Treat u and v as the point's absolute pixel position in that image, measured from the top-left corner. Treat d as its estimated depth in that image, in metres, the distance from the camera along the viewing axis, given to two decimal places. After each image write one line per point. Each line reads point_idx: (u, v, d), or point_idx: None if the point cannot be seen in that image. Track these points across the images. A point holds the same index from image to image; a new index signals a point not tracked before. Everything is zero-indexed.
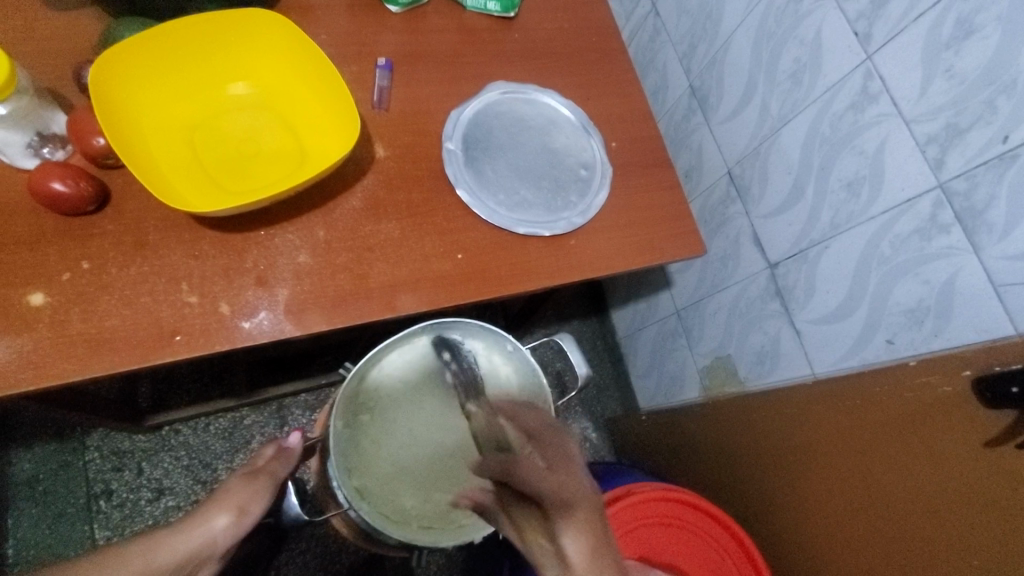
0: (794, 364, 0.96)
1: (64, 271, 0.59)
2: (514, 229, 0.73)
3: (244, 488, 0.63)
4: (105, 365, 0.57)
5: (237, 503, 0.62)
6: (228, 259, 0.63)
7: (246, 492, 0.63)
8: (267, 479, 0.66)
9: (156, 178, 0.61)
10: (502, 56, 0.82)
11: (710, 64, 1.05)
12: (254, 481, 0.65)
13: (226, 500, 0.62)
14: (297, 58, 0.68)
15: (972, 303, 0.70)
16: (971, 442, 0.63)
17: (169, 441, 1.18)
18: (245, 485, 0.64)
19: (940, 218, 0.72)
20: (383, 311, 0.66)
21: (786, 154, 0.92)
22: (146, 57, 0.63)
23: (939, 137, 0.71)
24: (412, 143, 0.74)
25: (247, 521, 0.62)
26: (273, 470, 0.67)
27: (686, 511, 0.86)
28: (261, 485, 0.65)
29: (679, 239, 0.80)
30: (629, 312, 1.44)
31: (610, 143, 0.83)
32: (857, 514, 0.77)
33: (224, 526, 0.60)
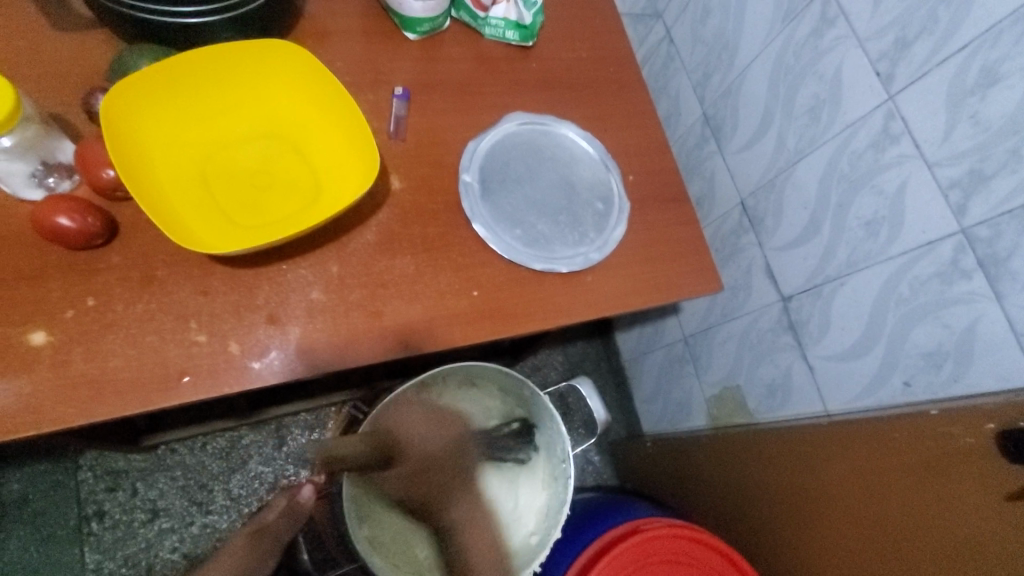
0: (807, 399, 0.95)
1: (68, 308, 0.57)
2: (531, 265, 0.71)
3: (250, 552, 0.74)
4: (109, 409, 0.55)
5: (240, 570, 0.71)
6: (239, 295, 0.61)
7: (249, 556, 0.74)
8: (269, 544, 0.76)
9: (167, 214, 0.59)
10: (520, 85, 0.81)
11: (725, 93, 1.05)
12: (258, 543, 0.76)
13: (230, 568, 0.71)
14: (315, 89, 0.66)
15: (994, 351, 0.69)
16: (994, 497, 0.62)
17: (165, 460, 1.15)
18: (248, 550, 0.75)
19: (961, 263, 0.71)
20: (397, 351, 0.64)
21: (802, 188, 0.92)
22: (159, 87, 0.61)
23: (962, 182, 0.70)
24: (428, 175, 0.72)
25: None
26: (277, 535, 0.77)
27: (698, 549, 0.84)
28: (260, 550, 0.75)
29: (695, 276, 0.79)
30: (634, 335, 1.43)
31: (627, 176, 0.81)
32: (872, 564, 0.75)
33: None
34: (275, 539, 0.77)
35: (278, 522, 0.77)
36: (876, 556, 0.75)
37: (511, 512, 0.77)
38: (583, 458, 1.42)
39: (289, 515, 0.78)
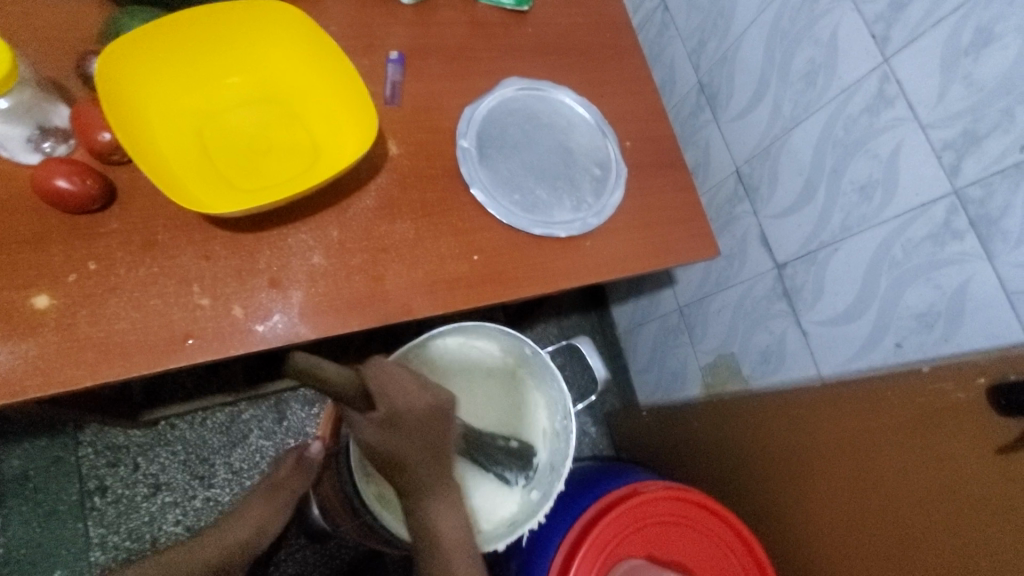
0: (799, 364, 0.97)
1: (70, 272, 0.57)
2: (530, 230, 0.72)
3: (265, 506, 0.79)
4: (115, 372, 0.55)
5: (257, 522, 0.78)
6: (240, 260, 0.61)
7: (266, 511, 0.79)
8: (285, 497, 0.80)
9: (167, 177, 0.58)
10: (516, 50, 0.80)
11: (720, 61, 1.04)
12: (275, 499, 0.80)
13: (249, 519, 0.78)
14: (311, 52, 0.66)
15: (983, 309, 0.70)
16: (983, 448, 0.64)
17: (165, 435, 1.16)
18: (266, 505, 0.80)
19: (954, 224, 0.72)
20: (399, 314, 0.65)
21: (797, 155, 0.92)
22: (153, 49, 0.60)
23: (955, 143, 0.71)
24: (426, 141, 0.72)
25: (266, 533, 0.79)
26: (292, 486, 0.81)
27: (693, 509, 0.85)
28: (277, 505, 0.80)
29: (693, 241, 0.79)
30: (629, 307, 1.44)
31: (624, 142, 0.82)
32: (863, 520, 0.77)
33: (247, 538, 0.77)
34: (291, 491, 0.81)
35: (291, 475, 0.81)
36: (868, 513, 0.77)
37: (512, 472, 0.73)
38: (580, 429, 1.45)
39: (301, 470, 0.81)
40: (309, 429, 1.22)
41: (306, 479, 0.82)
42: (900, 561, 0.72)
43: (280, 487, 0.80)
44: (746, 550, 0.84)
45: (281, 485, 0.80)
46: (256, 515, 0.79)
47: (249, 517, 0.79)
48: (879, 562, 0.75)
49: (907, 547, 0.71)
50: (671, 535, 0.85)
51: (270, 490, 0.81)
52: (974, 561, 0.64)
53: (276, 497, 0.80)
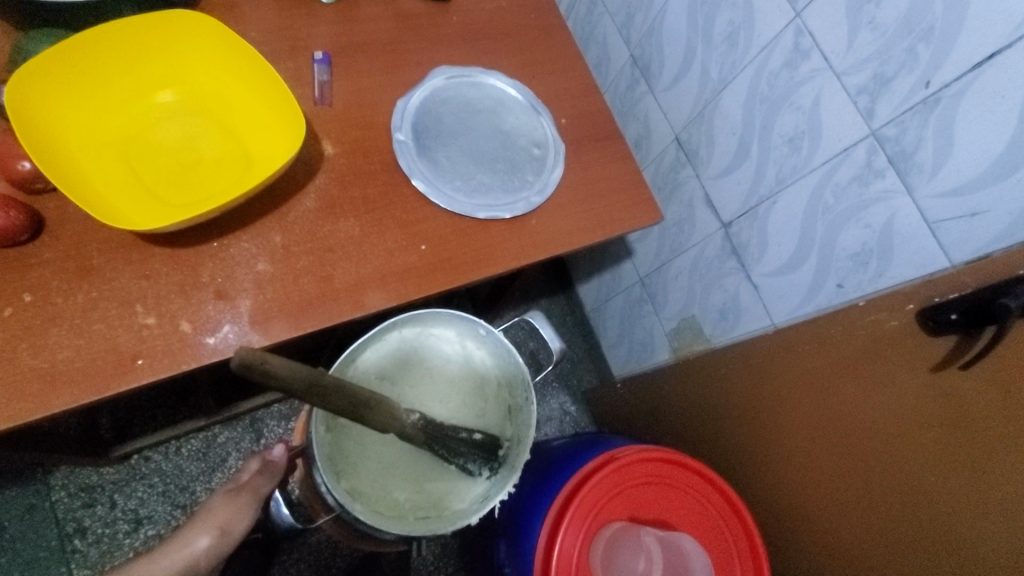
0: (754, 316, 1.00)
1: (5, 306, 0.56)
2: (475, 214, 0.73)
3: (225, 508, 0.72)
4: (65, 401, 0.54)
5: (216, 524, 0.70)
6: (183, 275, 0.61)
7: (229, 510, 0.72)
8: (250, 496, 0.74)
9: (95, 200, 0.57)
10: (443, 39, 0.81)
11: (648, 32, 1.07)
12: (238, 499, 0.74)
13: (208, 521, 0.70)
14: (231, 59, 0.65)
15: (910, 240, 0.74)
16: (920, 368, 0.67)
17: (140, 469, 1.13)
18: (228, 505, 0.73)
19: (875, 164, 0.76)
20: (352, 310, 0.65)
21: (729, 115, 0.95)
22: (63, 72, 0.59)
23: (868, 87, 0.74)
24: (361, 138, 0.72)
25: (229, 538, 0.70)
26: (257, 486, 0.75)
27: (669, 467, 0.88)
28: (241, 504, 0.73)
29: (636, 208, 0.81)
30: (593, 285, 1.47)
31: (559, 120, 0.83)
32: (826, 455, 0.81)
33: (205, 546, 0.68)
34: (255, 491, 0.75)
35: (256, 476, 0.76)
36: (829, 447, 0.80)
37: None
38: (560, 409, 1.47)
39: (268, 470, 0.78)
40: None
41: (272, 479, 0.77)
42: (861, 488, 0.76)
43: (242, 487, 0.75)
44: (732, 509, 0.87)
45: (244, 486, 0.75)
46: (216, 517, 0.71)
47: (209, 521, 0.71)
48: (844, 492, 0.78)
49: (866, 474, 0.75)
50: (649, 495, 0.88)
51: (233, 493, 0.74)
52: (923, 475, 0.67)
53: (238, 499, 0.73)
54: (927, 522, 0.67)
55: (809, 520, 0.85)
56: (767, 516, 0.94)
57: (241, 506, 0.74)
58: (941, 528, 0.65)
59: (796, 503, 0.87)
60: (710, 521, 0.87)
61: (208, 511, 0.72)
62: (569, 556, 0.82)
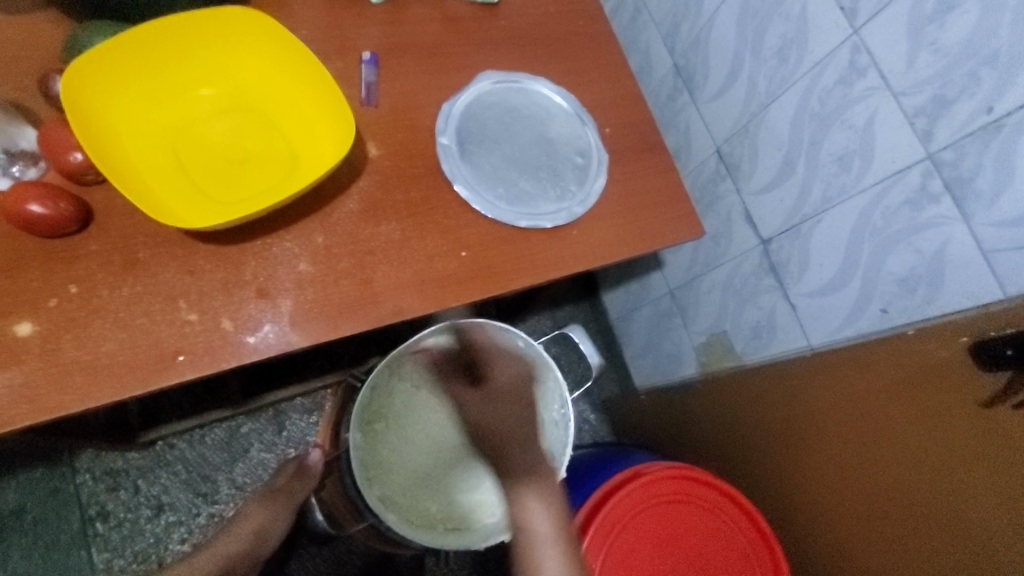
0: (790, 336, 0.98)
1: (51, 296, 0.56)
2: (516, 222, 0.72)
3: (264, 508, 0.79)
4: (107, 394, 0.54)
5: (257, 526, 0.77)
6: (226, 272, 0.60)
7: (266, 515, 0.78)
8: (285, 501, 0.80)
9: (144, 194, 0.57)
10: (490, 43, 0.80)
11: (694, 42, 1.05)
12: (274, 504, 0.79)
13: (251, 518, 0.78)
14: (281, 56, 0.65)
15: (963, 269, 0.71)
16: (968, 403, 0.65)
17: (164, 456, 1.14)
18: (267, 507, 0.79)
19: (930, 188, 0.73)
20: (390, 315, 0.64)
21: (775, 130, 0.93)
22: (117, 65, 0.59)
23: (926, 109, 0.72)
24: (405, 140, 0.72)
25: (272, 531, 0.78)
26: (292, 491, 0.80)
27: (696, 486, 0.86)
28: (278, 505, 0.79)
29: (678, 222, 0.80)
30: (620, 294, 1.45)
31: (603, 129, 0.82)
32: (859, 486, 0.79)
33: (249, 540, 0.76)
34: (290, 496, 0.80)
35: (290, 481, 0.80)
36: (864, 477, 0.78)
37: None
38: (580, 418, 1.46)
39: (300, 475, 0.80)
40: (310, 438, 1.21)
41: (306, 484, 0.80)
42: (896, 523, 0.73)
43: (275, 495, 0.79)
44: (765, 545, 0.84)
45: (280, 491, 0.80)
46: (254, 522, 0.78)
47: (248, 525, 0.77)
48: (877, 525, 0.76)
49: (902, 508, 0.73)
50: (676, 515, 0.85)
51: (269, 497, 0.80)
52: (965, 513, 0.65)
53: (276, 500, 0.80)
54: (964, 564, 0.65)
55: (837, 550, 0.83)
56: (795, 543, 0.92)
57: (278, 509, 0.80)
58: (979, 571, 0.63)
59: (825, 532, 0.85)
60: (738, 548, 0.84)
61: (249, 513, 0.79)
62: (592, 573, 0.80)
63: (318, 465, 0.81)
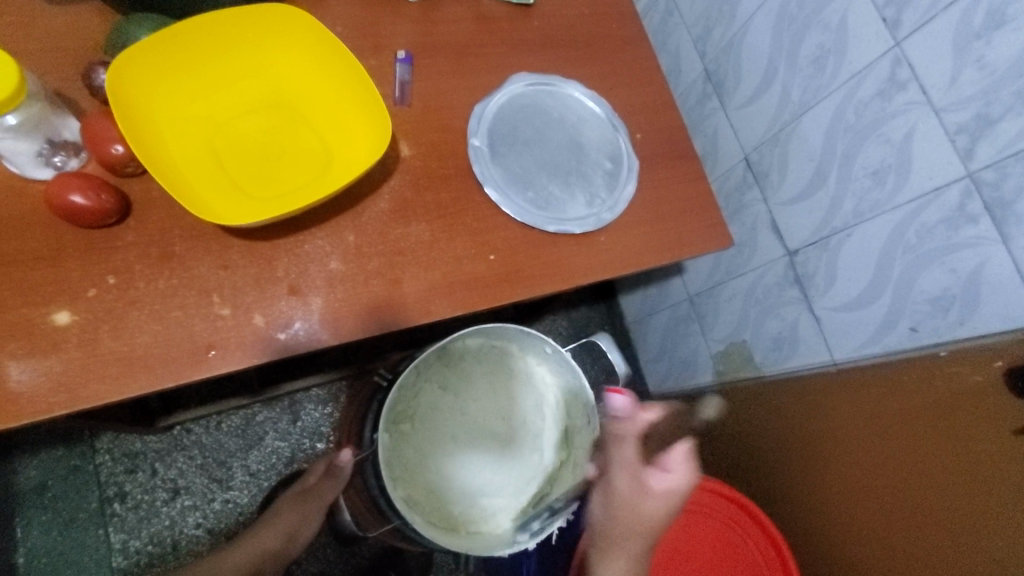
0: (813, 350, 0.97)
1: (89, 287, 0.57)
2: (544, 227, 0.72)
3: (294, 511, 0.79)
4: (141, 385, 0.55)
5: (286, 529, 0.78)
6: (259, 268, 0.61)
7: (298, 517, 0.79)
8: (313, 503, 0.80)
9: (182, 188, 0.58)
10: (523, 45, 0.79)
11: (726, 47, 1.03)
12: (304, 506, 0.79)
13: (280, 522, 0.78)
14: (320, 54, 0.65)
15: (1001, 292, 0.70)
16: (1002, 430, 0.64)
17: (181, 440, 1.16)
18: (296, 510, 0.79)
19: (968, 208, 0.72)
20: (419, 316, 0.65)
21: (807, 140, 0.91)
22: (160, 59, 0.60)
23: (969, 127, 0.70)
24: (437, 141, 0.72)
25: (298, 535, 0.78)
26: (321, 495, 0.79)
27: (711, 497, 0.86)
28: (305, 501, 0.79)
29: (707, 232, 0.79)
30: (637, 297, 1.44)
31: (634, 135, 0.81)
32: (878, 505, 0.78)
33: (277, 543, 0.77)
34: (319, 498, 0.79)
35: (319, 483, 0.80)
36: (884, 498, 0.78)
37: (536, 469, 0.76)
38: None
39: (330, 476, 0.78)
40: (325, 430, 1.22)
41: (336, 487, 0.79)
42: (918, 546, 0.73)
43: (307, 495, 0.79)
44: None
45: (310, 494, 0.79)
46: (285, 522, 0.78)
47: (279, 524, 0.78)
48: (895, 547, 0.76)
49: (922, 532, 0.72)
50: (689, 526, 0.86)
51: (300, 498, 0.80)
52: (991, 541, 0.65)
53: (306, 504, 0.80)
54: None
55: (851, 567, 0.83)
56: (803, 556, 0.92)
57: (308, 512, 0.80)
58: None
59: (837, 549, 0.85)
60: None
61: (280, 514, 0.80)
62: None
63: (347, 467, 0.78)
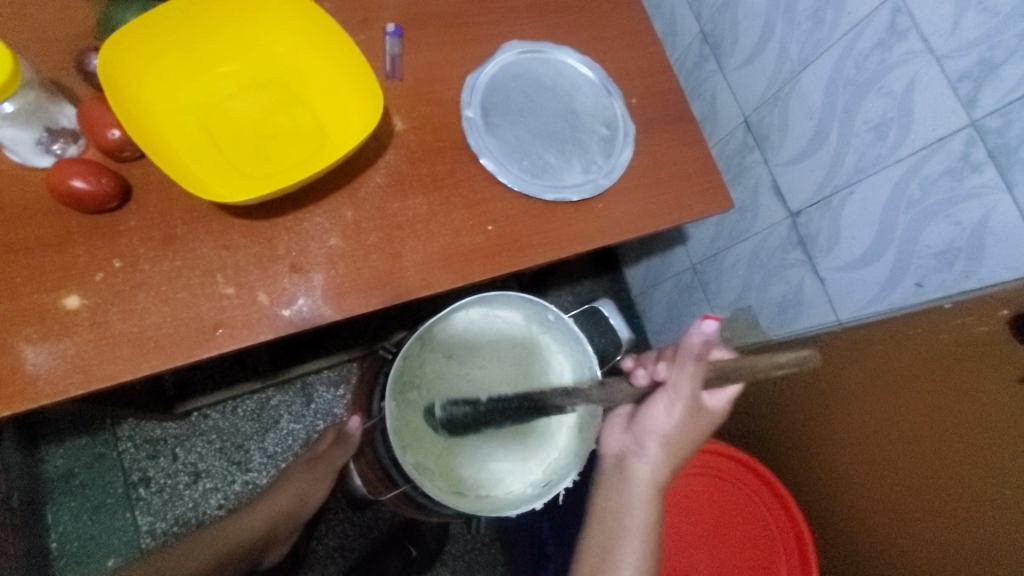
0: (818, 311, 0.97)
1: (96, 271, 0.58)
2: (542, 196, 0.72)
3: (304, 476, 0.80)
4: (153, 364, 0.57)
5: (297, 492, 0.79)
6: (260, 247, 0.62)
7: (307, 480, 0.80)
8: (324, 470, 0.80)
9: (180, 169, 0.59)
10: (513, 12, 0.79)
11: (722, 7, 1.01)
12: (314, 469, 0.80)
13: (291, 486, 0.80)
14: (309, 29, 0.65)
15: (1006, 241, 0.69)
16: (1008, 379, 0.64)
17: (199, 426, 1.18)
18: (306, 474, 0.80)
19: (972, 157, 0.71)
20: (419, 289, 0.65)
21: (807, 99, 0.90)
22: (150, 41, 0.60)
23: (972, 73, 0.69)
24: (430, 114, 0.71)
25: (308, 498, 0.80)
26: (331, 459, 0.80)
27: (718, 460, 0.88)
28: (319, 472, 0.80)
29: (706, 194, 0.79)
30: (641, 268, 1.44)
31: (629, 100, 0.80)
32: (889, 461, 0.79)
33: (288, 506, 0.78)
34: (329, 463, 0.80)
35: (330, 450, 0.80)
36: (895, 454, 0.78)
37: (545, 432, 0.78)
38: None
39: (340, 443, 0.80)
40: (337, 410, 1.25)
41: (345, 454, 0.80)
42: (930, 499, 0.73)
43: (319, 461, 0.80)
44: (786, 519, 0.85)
45: (320, 459, 0.80)
46: (296, 484, 0.80)
47: (290, 487, 0.80)
48: (909, 501, 0.76)
49: (934, 486, 0.73)
50: (694, 487, 0.88)
51: (311, 461, 0.81)
52: (999, 488, 0.65)
53: (316, 468, 0.80)
54: (1004, 539, 0.65)
55: (861, 520, 0.84)
56: (821, 519, 0.92)
57: (318, 476, 0.81)
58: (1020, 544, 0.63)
59: (853, 508, 0.85)
60: (758, 514, 0.84)
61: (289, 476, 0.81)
62: None
63: (356, 436, 0.79)
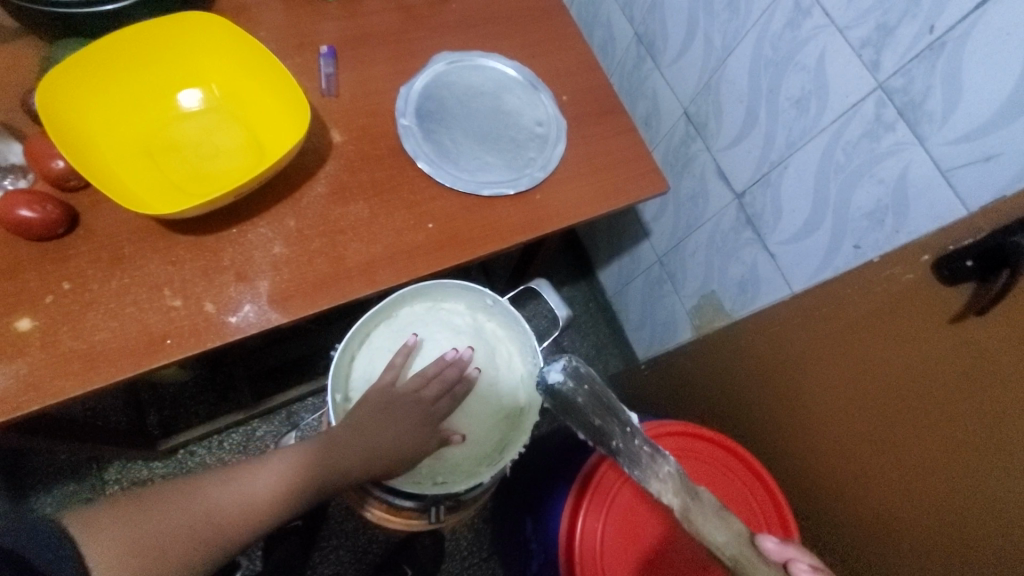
0: (773, 285, 0.99)
1: (47, 294, 0.60)
2: (480, 192, 0.75)
3: None
4: (103, 377, 0.59)
5: None
6: (205, 260, 0.65)
7: None
8: None
9: (124, 194, 0.62)
10: (443, 28, 0.83)
11: (651, 8, 1.07)
12: None
13: None
14: (241, 54, 0.69)
15: (925, 192, 0.72)
16: (937, 321, 0.63)
17: (186, 462, 1.19)
18: None
19: (884, 117, 0.74)
20: (363, 287, 0.68)
21: (734, 83, 0.94)
22: (90, 77, 0.64)
23: (872, 39, 0.72)
24: (368, 125, 0.75)
25: None
26: None
27: (690, 441, 0.86)
28: None
29: (642, 178, 0.82)
30: (614, 269, 1.47)
31: (561, 97, 0.84)
32: (857, 431, 0.75)
33: None
34: None
35: None
36: (860, 423, 0.75)
37: (493, 415, 0.80)
38: None
39: None
40: None
41: None
42: (890, 458, 0.70)
43: None
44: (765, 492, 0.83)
45: None
46: None
47: None
48: (873, 463, 0.73)
49: (898, 450, 0.69)
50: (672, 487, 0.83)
51: None
52: (949, 433, 0.62)
53: None
54: (963, 495, 0.61)
55: (834, 487, 0.82)
56: (811, 513, 0.88)
57: None
58: (988, 504, 0.58)
59: (829, 480, 0.82)
60: (734, 492, 0.84)
61: None
62: (593, 536, 0.77)
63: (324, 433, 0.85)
